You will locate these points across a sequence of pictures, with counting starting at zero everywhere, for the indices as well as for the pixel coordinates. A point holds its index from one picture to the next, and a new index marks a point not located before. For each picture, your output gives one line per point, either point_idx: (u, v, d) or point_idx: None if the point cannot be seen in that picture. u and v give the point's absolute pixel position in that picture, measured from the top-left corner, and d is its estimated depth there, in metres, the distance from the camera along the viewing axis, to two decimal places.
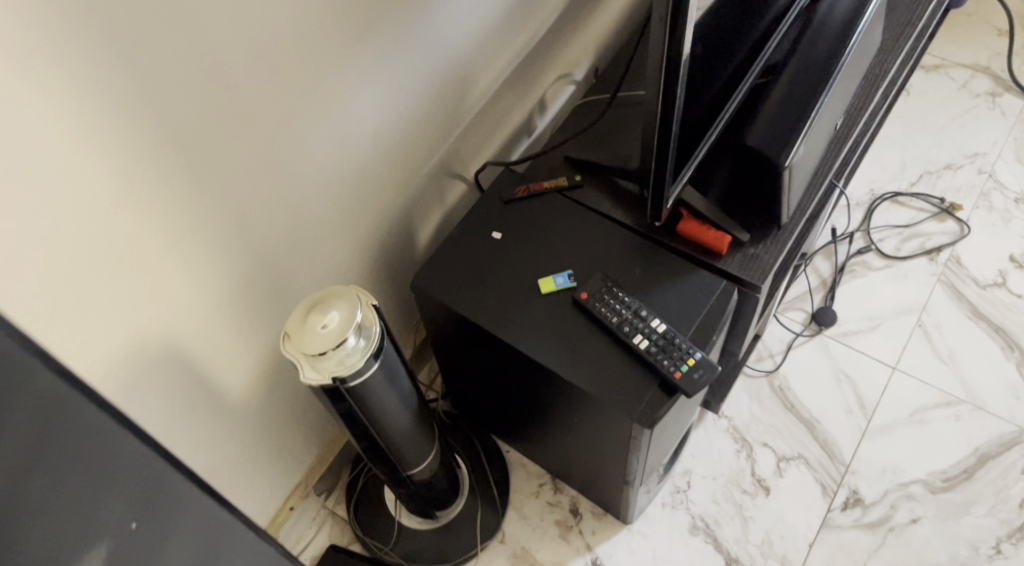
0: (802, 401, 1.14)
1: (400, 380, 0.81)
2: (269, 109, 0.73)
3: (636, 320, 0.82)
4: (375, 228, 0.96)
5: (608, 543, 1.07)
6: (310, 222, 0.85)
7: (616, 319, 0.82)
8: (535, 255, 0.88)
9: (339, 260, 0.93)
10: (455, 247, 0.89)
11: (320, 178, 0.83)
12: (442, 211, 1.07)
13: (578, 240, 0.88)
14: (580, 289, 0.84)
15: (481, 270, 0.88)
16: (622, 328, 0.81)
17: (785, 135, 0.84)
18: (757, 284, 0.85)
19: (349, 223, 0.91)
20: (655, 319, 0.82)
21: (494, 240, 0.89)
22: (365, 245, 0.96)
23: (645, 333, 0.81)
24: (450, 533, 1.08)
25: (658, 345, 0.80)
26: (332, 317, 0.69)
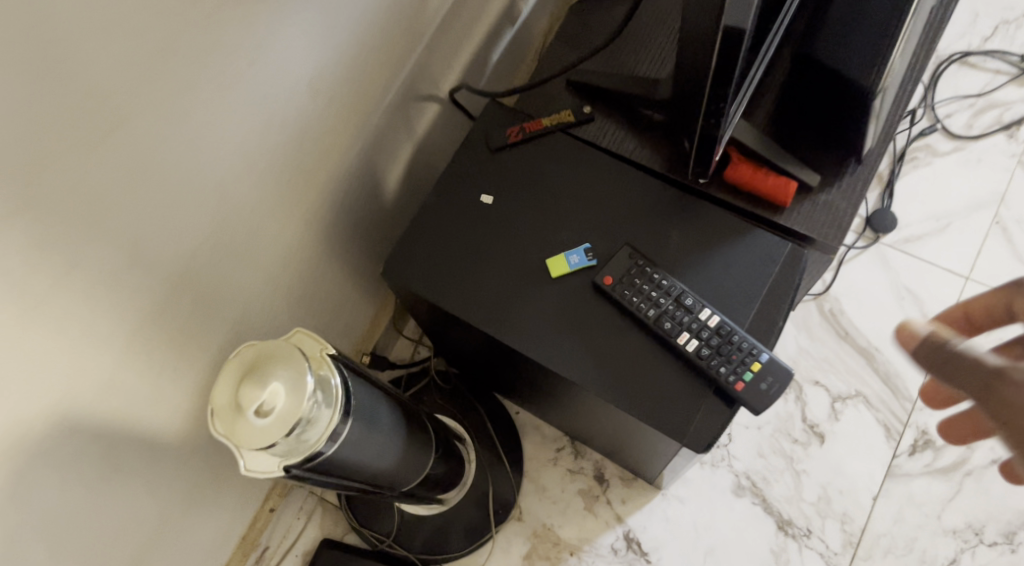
0: (859, 326, 0.96)
1: (379, 415, 0.63)
2: (141, 67, 0.51)
3: (679, 312, 0.62)
4: (328, 190, 0.74)
5: (641, 513, 0.93)
6: (240, 205, 0.64)
7: (653, 313, 0.62)
8: (539, 225, 0.67)
9: (287, 240, 0.71)
10: (434, 221, 0.69)
11: (237, 148, 0.60)
12: (411, 145, 0.84)
13: (593, 200, 0.68)
14: (602, 271, 0.64)
15: (470, 249, 0.67)
16: (662, 326, 0.62)
17: (869, 40, 0.61)
18: (833, 244, 0.64)
19: (293, 192, 0.69)
20: (704, 309, 0.62)
21: (483, 207, 0.69)
22: (319, 212, 0.74)
23: (693, 331, 0.62)
24: (460, 516, 0.93)
25: (712, 345, 0.61)
26: (274, 390, 0.49)
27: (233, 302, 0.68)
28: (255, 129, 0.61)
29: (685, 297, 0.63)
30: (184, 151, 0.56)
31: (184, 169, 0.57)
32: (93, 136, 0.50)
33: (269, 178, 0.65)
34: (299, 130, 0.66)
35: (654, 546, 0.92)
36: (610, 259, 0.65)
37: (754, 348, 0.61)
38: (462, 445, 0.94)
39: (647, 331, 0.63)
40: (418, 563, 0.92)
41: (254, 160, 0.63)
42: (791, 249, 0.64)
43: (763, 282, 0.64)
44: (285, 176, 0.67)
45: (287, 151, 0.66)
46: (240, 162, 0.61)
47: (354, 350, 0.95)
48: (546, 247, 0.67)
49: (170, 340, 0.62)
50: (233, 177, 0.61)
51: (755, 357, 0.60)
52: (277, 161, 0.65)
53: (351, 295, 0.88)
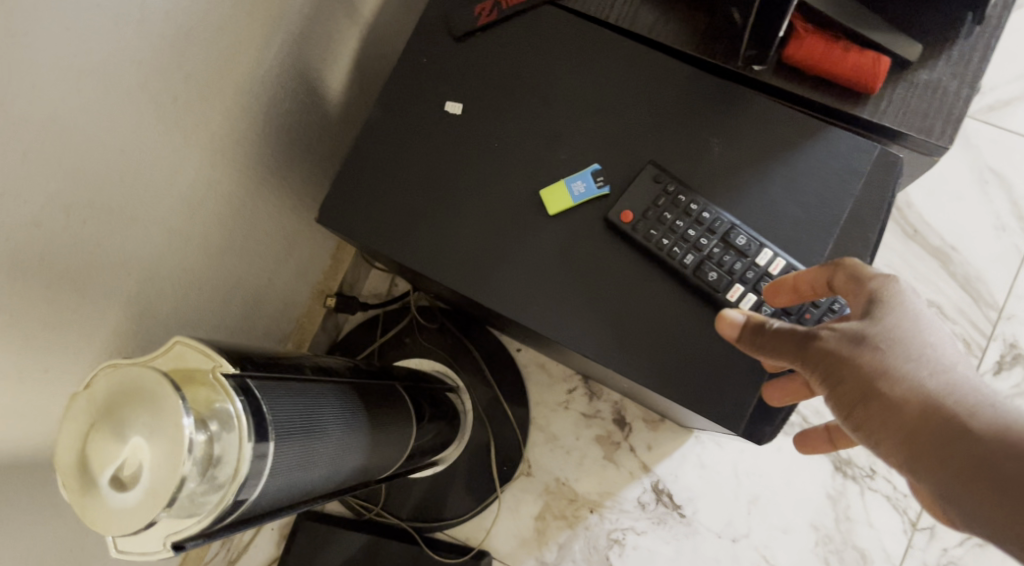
0: (929, 221, 0.77)
1: (346, 420, 0.47)
2: None
3: (727, 258, 0.45)
4: (248, 98, 0.55)
5: (670, 459, 0.79)
6: (113, 130, 0.45)
7: (691, 260, 0.45)
8: (529, 141, 0.49)
9: (200, 170, 0.53)
10: (385, 142, 0.50)
11: (94, 37, 0.42)
12: (356, 33, 0.64)
13: (600, 101, 0.49)
14: (619, 205, 0.47)
15: (438, 181, 0.49)
16: (705, 280, 0.45)
17: None
18: (942, 143, 0.45)
19: (195, 105, 0.51)
20: (763, 250, 0.45)
21: (452, 120, 0.50)
22: (238, 131, 0.55)
23: (748, 283, 0.45)
24: (460, 476, 0.79)
25: (774, 302, 0.44)
26: (134, 445, 0.31)
27: (133, 261, 0.50)
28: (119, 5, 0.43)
29: (735, 236, 0.45)
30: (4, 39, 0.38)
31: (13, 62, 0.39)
32: None
33: (156, 85, 0.47)
34: (188, 11, 0.47)
35: (687, 498, 0.78)
36: (628, 187, 0.47)
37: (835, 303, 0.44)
38: (456, 395, 0.79)
39: (686, 284, 0.46)
40: (411, 531, 0.78)
41: (126, 57, 0.45)
42: (882, 154, 0.46)
43: (844, 205, 0.46)
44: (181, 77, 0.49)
45: (178, 39, 0.47)
46: (103, 58, 0.43)
47: (315, 291, 0.78)
48: (543, 166, 0.49)
49: (41, 330, 0.45)
50: (94, 81, 0.43)
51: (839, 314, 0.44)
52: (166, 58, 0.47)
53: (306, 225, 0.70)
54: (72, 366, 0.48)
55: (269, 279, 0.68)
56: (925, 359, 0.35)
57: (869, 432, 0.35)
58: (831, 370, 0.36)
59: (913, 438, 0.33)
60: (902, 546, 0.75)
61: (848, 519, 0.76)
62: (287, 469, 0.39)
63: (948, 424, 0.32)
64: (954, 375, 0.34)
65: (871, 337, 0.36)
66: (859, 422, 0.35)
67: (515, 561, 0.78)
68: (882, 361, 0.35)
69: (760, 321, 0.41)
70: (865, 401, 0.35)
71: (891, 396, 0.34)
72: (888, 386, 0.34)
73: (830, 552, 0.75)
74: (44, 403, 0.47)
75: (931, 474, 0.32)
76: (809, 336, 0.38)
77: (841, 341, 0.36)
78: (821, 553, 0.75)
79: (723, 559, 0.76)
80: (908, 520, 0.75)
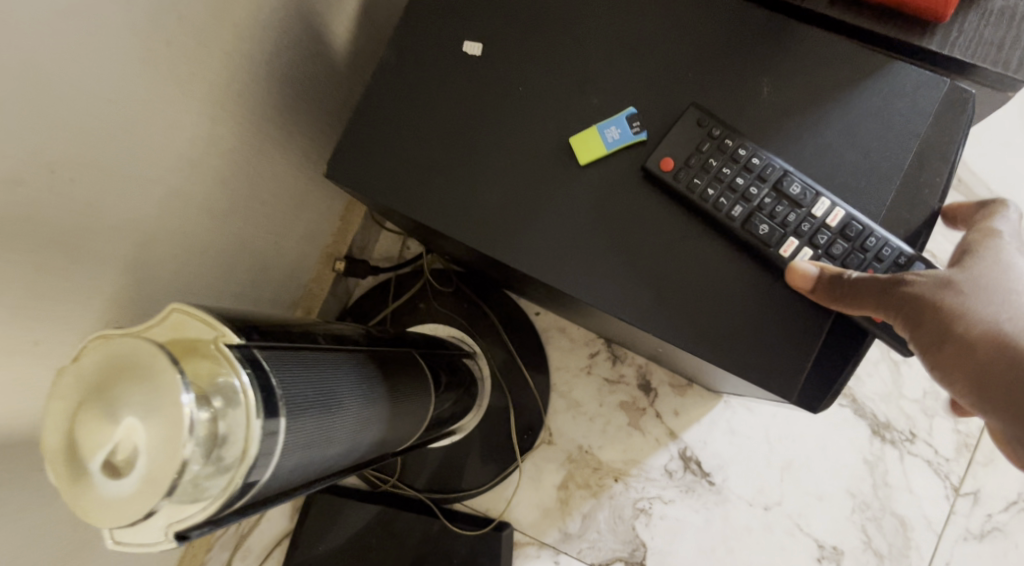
0: (977, 172, 0.72)
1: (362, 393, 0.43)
2: None
3: (780, 209, 0.41)
4: (247, 40, 0.50)
5: (699, 425, 0.76)
6: (99, 76, 0.41)
7: (739, 212, 0.41)
8: (559, 84, 0.45)
9: (199, 122, 0.49)
10: (400, 88, 0.46)
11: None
12: None
13: (635, 39, 0.45)
14: (658, 152, 0.42)
15: (459, 130, 0.45)
16: (755, 233, 0.41)
17: None
18: (1019, 76, 0.41)
19: (189, 45, 0.46)
20: (820, 199, 0.41)
21: (472, 64, 0.46)
22: (239, 78, 0.51)
23: (804, 235, 0.41)
24: (479, 445, 0.76)
25: (832, 257, 0.41)
26: (129, 426, 0.27)
27: (127, 221, 0.46)
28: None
29: (789, 184, 0.41)
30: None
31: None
32: None
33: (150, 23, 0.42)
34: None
35: (717, 465, 0.75)
36: (670, 131, 0.43)
37: (901, 258, 0.40)
38: (474, 361, 0.75)
39: (733, 240, 0.42)
40: (429, 503, 0.75)
41: None
42: (951, 91, 0.42)
43: (905, 151, 0.42)
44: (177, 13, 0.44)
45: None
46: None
47: (323, 255, 0.74)
48: (574, 110, 0.44)
49: (24, 298, 0.41)
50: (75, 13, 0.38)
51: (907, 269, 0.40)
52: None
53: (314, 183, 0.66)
54: (63, 337, 0.44)
55: (274, 241, 0.64)
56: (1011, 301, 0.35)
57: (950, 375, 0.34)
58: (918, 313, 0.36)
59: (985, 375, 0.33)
60: (944, 512, 0.71)
61: (887, 485, 0.73)
62: (303, 446, 0.35)
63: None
64: None
65: (959, 282, 0.36)
66: (938, 363, 0.35)
67: (538, 532, 0.75)
68: (965, 304, 0.35)
69: (838, 272, 0.39)
70: (947, 343, 0.35)
71: (978, 338, 0.34)
72: (969, 326, 0.34)
73: (868, 520, 0.72)
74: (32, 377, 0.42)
75: (1015, 413, 0.32)
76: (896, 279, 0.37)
77: (932, 287, 0.36)
78: (858, 521, 0.72)
79: (756, 527, 0.73)
80: (950, 486, 0.72)
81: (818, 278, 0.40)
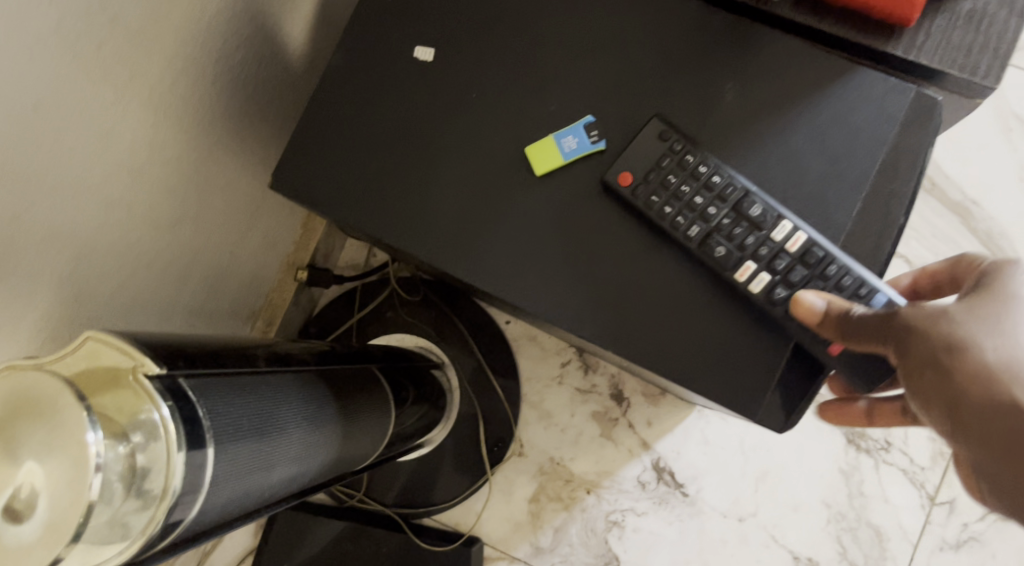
0: (951, 177, 0.71)
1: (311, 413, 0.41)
2: None
3: (738, 231, 0.40)
4: (191, 44, 0.48)
5: (672, 436, 0.74)
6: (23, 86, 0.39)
7: (696, 231, 0.40)
8: (513, 91, 0.43)
9: (137, 128, 0.47)
10: (347, 97, 0.44)
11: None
12: None
13: (593, 44, 0.43)
14: (616, 167, 0.41)
15: (409, 140, 0.43)
16: (712, 255, 0.39)
17: None
18: (987, 85, 0.39)
19: (125, 52, 0.44)
20: (782, 222, 0.39)
21: (423, 69, 0.44)
22: (183, 83, 0.49)
23: (761, 261, 0.39)
24: (448, 458, 0.74)
25: (791, 284, 0.39)
26: (28, 469, 0.25)
27: (64, 235, 0.44)
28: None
29: (749, 205, 0.40)
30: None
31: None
32: None
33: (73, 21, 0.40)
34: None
35: (690, 476, 0.73)
36: (631, 144, 0.41)
37: (864, 288, 0.38)
38: (442, 373, 0.74)
39: (691, 261, 0.40)
40: (397, 519, 0.73)
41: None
42: (919, 98, 0.40)
43: (871, 167, 0.40)
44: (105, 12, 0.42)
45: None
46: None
47: (285, 264, 0.72)
48: (530, 118, 0.43)
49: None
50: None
51: (868, 302, 0.37)
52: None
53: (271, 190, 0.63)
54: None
55: (231, 251, 0.62)
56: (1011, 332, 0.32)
57: (944, 414, 0.32)
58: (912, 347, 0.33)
59: (965, 416, 0.31)
60: (920, 522, 0.70)
61: (863, 495, 0.71)
62: (240, 475, 0.34)
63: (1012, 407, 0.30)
64: None
65: (955, 311, 0.33)
66: (927, 400, 0.32)
67: (508, 547, 0.74)
68: (959, 335, 0.32)
69: (846, 307, 0.37)
70: (941, 383, 0.32)
71: (974, 378, 0.31)
72: (958, 360, 0.31)
73: (843, 531, 0.71)
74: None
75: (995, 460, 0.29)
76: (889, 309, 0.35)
77: (923, 317, 0.33)
78: (834, 531, 0.71)
79: (731, 539, 0.72)
80: (927, 495, 0.71)
81: (823, 313, 0.37)
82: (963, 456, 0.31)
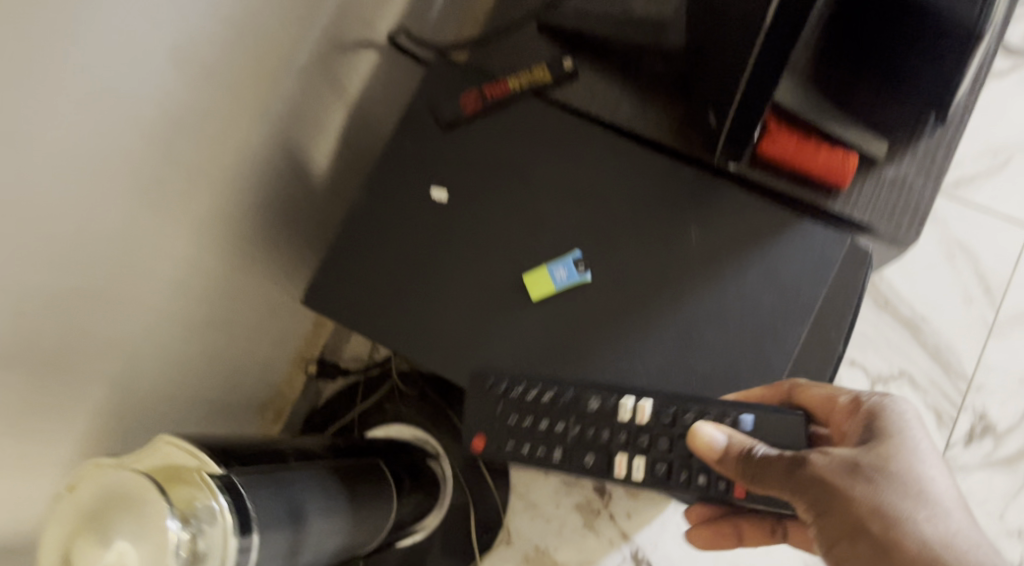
0: (903, 294, 0.79)
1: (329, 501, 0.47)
2: None
3: (595, 433, 0.46)
4: (234, 173, 0.55)
5: (650, 528, 0.79)
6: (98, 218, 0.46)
7: (558, 455, 0.46)
8: (512, 226, 0.51)
9: (184, 245, 0.53)
10: (370, 227, 0.51)
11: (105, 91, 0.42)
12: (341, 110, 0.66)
13: (580, 188, 0.51)
14: (472, 431, 0.47)
15: (423, 266, 0.50)
16: (587, 471, 0.46)
17: None
18: (906, 239, 0.48)
19: (181, 186, 0.51)
20: (624, 397, 0.46)
21: (436, 205, 0.51)
22: (225, 202, 0.56)
23: (627, 443, 0.45)
24: (439, 544, 0.79)
25: (665, 453, 0.45)
26: (118, 550, 0.32)
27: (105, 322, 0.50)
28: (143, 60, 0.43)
29: (586, 403, 0.46)
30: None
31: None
32: None
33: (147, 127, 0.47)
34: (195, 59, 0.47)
35: None
36: (471, 402, 0.47)
37: (730, 419, 0.44)
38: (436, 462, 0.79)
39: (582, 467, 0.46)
40: None
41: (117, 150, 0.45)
42: (853, 247, 0.48)
43: (813, 301, 0.48)
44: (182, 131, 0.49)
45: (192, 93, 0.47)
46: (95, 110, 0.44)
47: (295, 357, 0.78)
48: (525, 249, 0.50)
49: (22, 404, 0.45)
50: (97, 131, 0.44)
51: (740, 426, 0.44)
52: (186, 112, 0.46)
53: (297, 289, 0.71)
54: (50, 446, 0.47)
55: (249, 348, 0.68)
56: (922, 500, 0.38)
57: None
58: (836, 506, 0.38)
59: None
60: None
61: None
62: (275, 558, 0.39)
63: None
64: (943, 526, 0.38)
65: (870, 475, 0.39)
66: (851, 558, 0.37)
67: None
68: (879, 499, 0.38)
69: (746, 449, 0.42)
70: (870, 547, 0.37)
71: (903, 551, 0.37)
72: (883, 527, 0.37)
73: None
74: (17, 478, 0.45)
75: None
76: (802, 459, 0.40)
77: (840, 474, 0.39)
78: None
79: None
80: None
81: (724, 449, 0.42)
82: None
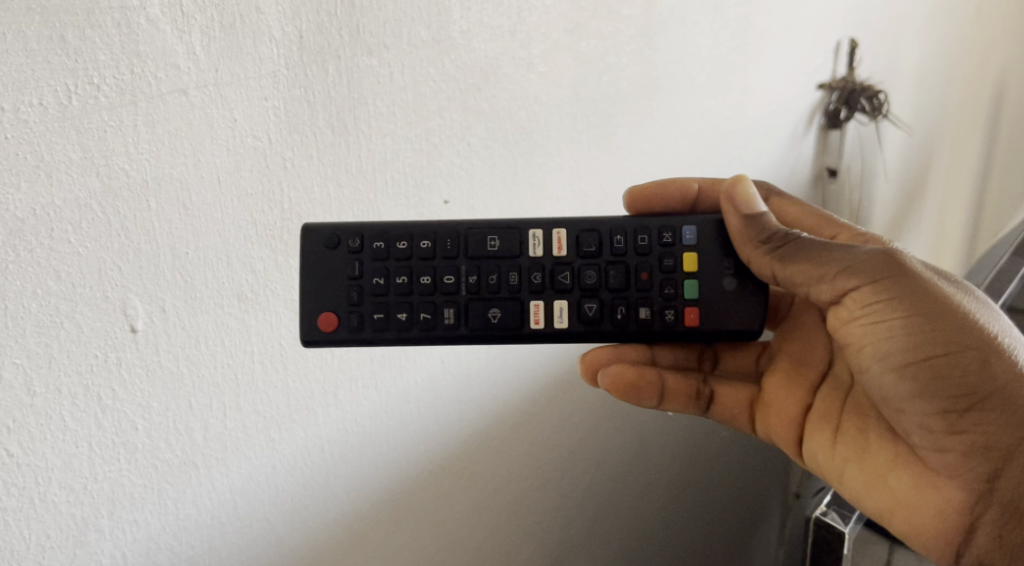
0: None
1: None
2: (452, 456, 0.64)
3: (493, 277, 0.57)
4: (712, 470, 0.89)
5: None
6: (551, 473, 0.71)
7: (452, 317, 0.56)
8: (718, 466, 0.90)
9: (667, 498, 0.84)
10: (708, 501, 0.90)
11: None
12: (713, 520, 0.92)
13: (728, 452, 0.91)
14: (320, 307, 0.54)
15: (705, 522, 0.90)
16: (495, 323, 0.56)
17: None
18: None
19: (611, 463, 0.77)
20: (532, 231, 0.58)
21: (724, 484, 0.92)
22: (662, 482, 0.83)
23: (540, 279, 0.58)
24: None
25: (592, 288, 0.58)
26: None
27: (467, 443, 0.64)
28: (456, 366, 0.63)
29: (491, 243, 0.57)
30: (242, 103, 0.49)
31: (302, 436, 0.55)
32: (476, 475, 0.66)
33: (435, 394, 0.62)
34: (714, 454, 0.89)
35: None
36: (325, 268, 0.55)
37: (669, 235, 0.58)
38: None
39: (491, 311, 0.57)
40: None
41: (540, 452, 0.70)
42: None
43: None
44: (451, 456, 0.64)
45: (736, 526, 0.97)
46: (348, 503, 0.58)
47: None
48: (727, 485, 0.93)
49: (609, 557, 0.79)
50: (352, 467, 0.58)
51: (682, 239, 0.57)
52: (559, 131, 0.68)
53: (769, 523, 1.03)
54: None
55: None
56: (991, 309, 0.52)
57: (957, 392, 0.49)
58: (898, 291, 0.50)
59: (970, 384, 0.49)
60: None
61: None
62: None
63: (988, 384, 0.49)
64: (997, 318, 0.52)
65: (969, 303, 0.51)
66: (963, 378, 0.49)
67: None
68: (971, 313, 0.50)
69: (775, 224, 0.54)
70: (969, 367, 0.49)
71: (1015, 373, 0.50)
72: (976, 338, 0.50)
73: None
74: (429, 465, 0.62)
75: (992, 415, 0.49)
76: (881, 251, 0.51)
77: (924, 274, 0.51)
78: None
79: None
80: None
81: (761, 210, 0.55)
82: (973, 428, 0.50)
